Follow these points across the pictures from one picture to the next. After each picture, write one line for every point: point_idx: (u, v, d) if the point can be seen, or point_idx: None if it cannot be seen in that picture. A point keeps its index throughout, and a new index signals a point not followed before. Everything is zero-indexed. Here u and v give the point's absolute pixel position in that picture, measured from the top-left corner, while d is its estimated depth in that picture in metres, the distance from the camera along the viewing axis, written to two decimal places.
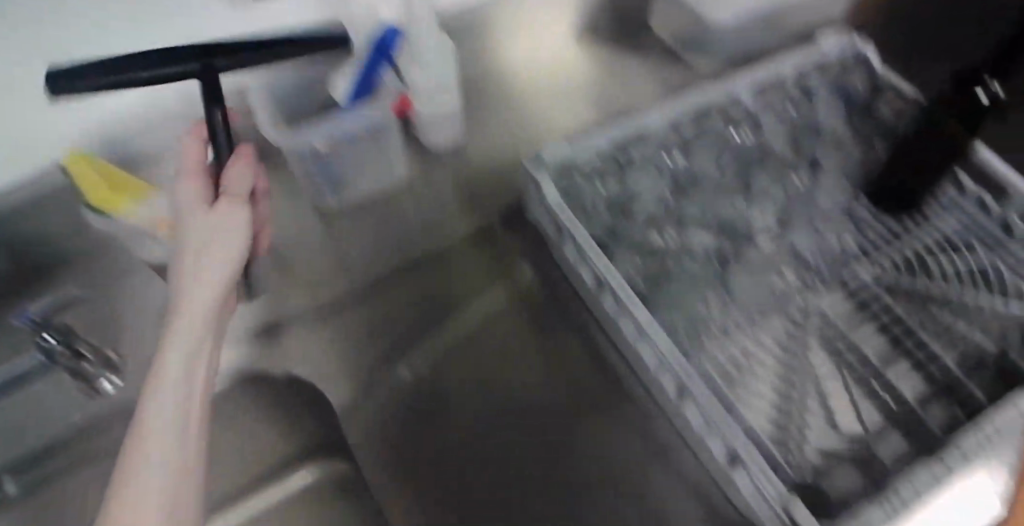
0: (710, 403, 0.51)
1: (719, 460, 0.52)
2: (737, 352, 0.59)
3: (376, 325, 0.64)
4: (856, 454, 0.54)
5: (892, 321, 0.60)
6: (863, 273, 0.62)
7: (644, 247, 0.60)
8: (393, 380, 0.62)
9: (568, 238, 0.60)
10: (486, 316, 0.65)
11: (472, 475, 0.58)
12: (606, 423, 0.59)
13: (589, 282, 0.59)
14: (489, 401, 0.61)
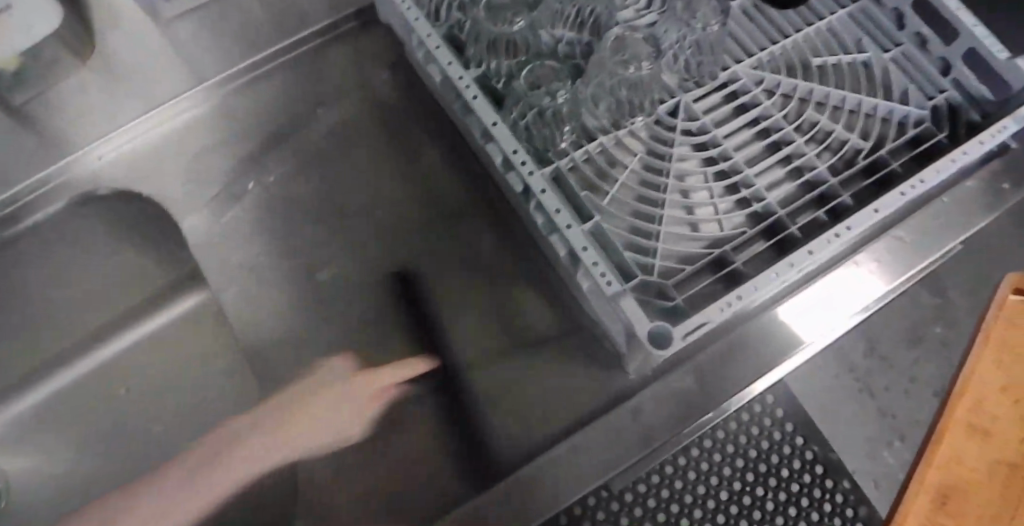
0: (551, 202, 0.48)
1: (564, 262, 0.50)
2: (595, 154, 0.55)
3: (227, 137, 0.60)
4: (714, 256, 0.53)
5: (763, 117, 0.58)
6: (739, 67, 0.58)
7: (495, 42, 0.55)
8: (249, 194, 0.60)
9: (412, 36, 0.55)
10: (343, 125, 0.61)
11: (329, 288, 0.57)
12: (465, 228, 0.57)
13: (437, 80, 0.55)
14: (348, 213, 0.59)
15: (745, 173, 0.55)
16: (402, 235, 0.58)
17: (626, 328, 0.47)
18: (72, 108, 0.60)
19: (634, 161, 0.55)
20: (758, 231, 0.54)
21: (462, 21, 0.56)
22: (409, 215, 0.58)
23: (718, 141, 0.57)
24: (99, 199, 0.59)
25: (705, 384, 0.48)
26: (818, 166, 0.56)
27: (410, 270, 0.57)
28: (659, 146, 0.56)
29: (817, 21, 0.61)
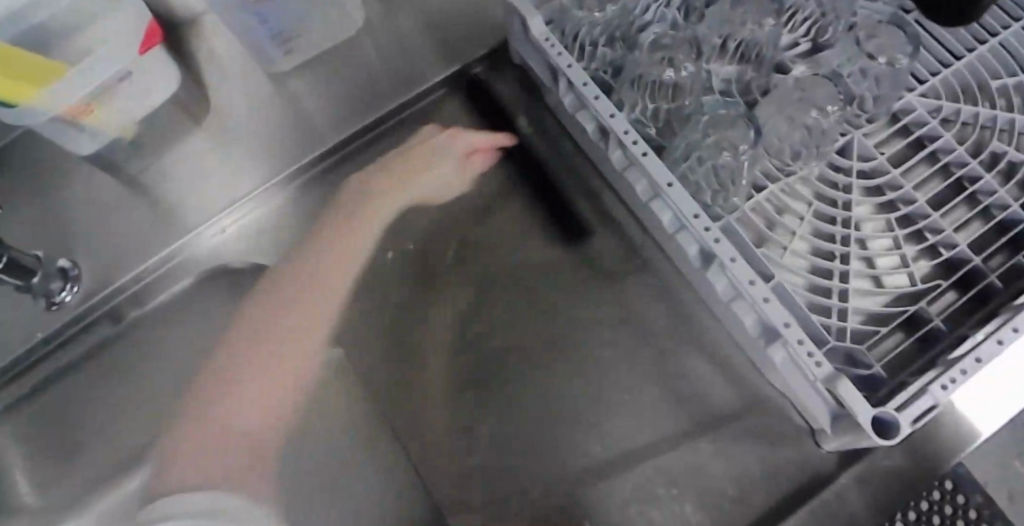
0: (742, 269, 0.45)
1: (751, 331, 0.47)
2: (764, 204, 0.50)
3: (354, 199, 0.57)
4: (908, 313, 0.48)
5: (942, 150, 0.51)
6: (911, 96, 0.51)
7: (655, 86, 0.51)
8: (386, 256, 0.57)
9: (564, 84, 0.50)
10: (480, 179, 0.57)
11: (478, 355, 0.54)
12: (621, 289, 0.54)
13: (591, 133, 0.51)
14: (494, 273, 0.56)
15: (930, 218, 0.49)
16: (555, 297, 0.55)
17: (835, 405, 0.43)
18: (182, 176, 0.57)
19: (810, 210, 0.50)
20: (951, 283, 0.49)
21: (612, 64, 0.52)
22: (559, 274, 0.55)
23: (896, 182, 0.50)
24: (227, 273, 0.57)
25: (918, 461, 0.45)
26: (1011, 205, 0.49)
27: (567, 334, 0.54)
28: (830, 191, 0.50)
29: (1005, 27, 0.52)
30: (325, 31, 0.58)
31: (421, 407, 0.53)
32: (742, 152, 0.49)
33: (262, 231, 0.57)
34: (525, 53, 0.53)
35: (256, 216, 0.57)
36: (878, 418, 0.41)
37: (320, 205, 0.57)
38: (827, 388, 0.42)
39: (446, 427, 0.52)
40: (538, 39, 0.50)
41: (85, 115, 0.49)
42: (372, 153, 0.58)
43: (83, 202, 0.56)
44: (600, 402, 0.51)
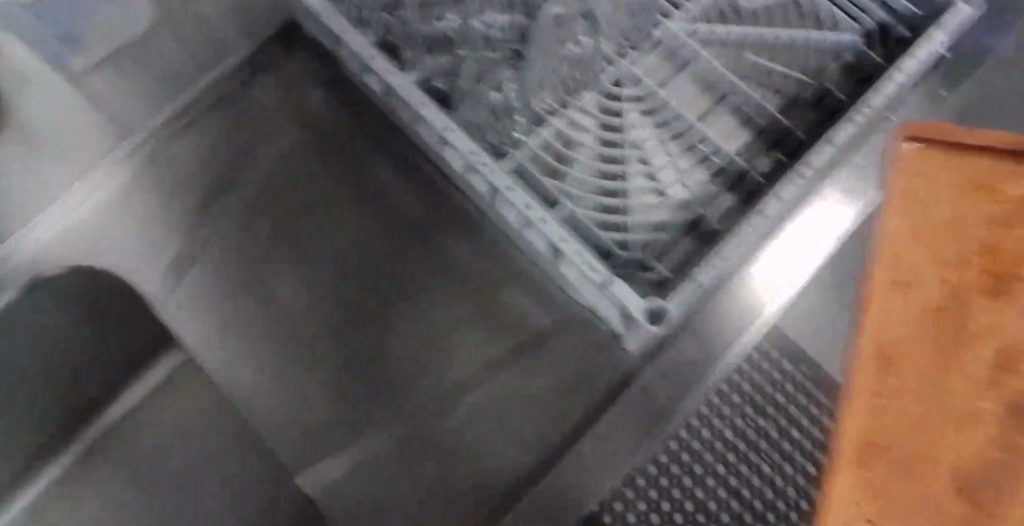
0: (525, 200, 0.48)
1: (544, 254, 0.50)
2: (550, 136, 0.53)
3: (173, 187, 0.58)
4: (690, 218, 0.52)
5: (703, 68, 0.56)
6: (668, 22, 0.57)
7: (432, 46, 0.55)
8: (209, 243, 0.58)
9: (346, 50, 0.53)
10: (291, 156, 0.59)
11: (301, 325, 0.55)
12: (435, 239, 0.56)
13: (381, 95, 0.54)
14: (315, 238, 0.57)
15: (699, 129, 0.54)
16: (380, 255, 0.56)
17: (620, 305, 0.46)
18: None
19: (590, 140, 0.54)
20: (723, 185, 0.54)
21: (393, 32, 0.56)
22: (378, 233, 0.57)
23: (665, 101, 0.55)
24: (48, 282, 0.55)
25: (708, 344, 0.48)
26: (764, 109, 0.55)
27: (383, 283, 0.56)
28: (609, 118, 0.55)
29: None
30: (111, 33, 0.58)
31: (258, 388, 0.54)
32: (516, 92, 0.54)
33: (75, 238, 0.56)
34: (311, 26, 0.55)
35: (55, 221, 0.55)
36: (653, 308, 0.45)
37: (135, 203, 0.57)
38: (609, 290, 0.46)
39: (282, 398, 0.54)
40: (316, 10, 0.53)
41: None
42: (169, 144, 0.58)
43: None
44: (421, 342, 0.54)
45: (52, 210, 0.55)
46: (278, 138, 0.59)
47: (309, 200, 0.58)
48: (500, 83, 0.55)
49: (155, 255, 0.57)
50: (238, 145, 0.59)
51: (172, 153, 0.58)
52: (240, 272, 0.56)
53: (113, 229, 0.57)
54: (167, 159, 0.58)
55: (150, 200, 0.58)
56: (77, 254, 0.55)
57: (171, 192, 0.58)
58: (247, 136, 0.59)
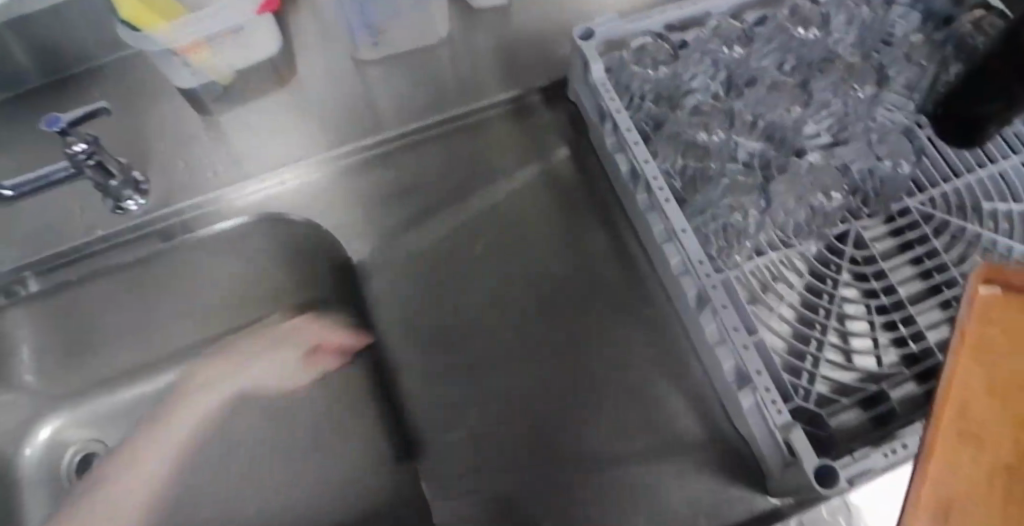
0: (729, 318, 0.50)
1: (727, 375, 0.51)
2: (763, 268, 0.54)
3: (396, 188, 0.61)
4: (871, 390, 0.51)
5: (928, 256, 0.55)
6: (911, 201, 0.56)
7: (687, 144, 0.56)
8: (415, 240, 0.61)
9: (611, 125, 0.56)
10: (515, 197, 0.61)
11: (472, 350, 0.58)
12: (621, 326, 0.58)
13: (624, 174, 0.57)
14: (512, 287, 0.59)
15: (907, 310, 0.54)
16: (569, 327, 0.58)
17: (788, 453, 0.47)
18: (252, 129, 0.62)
19: (799, 282, 0.55)
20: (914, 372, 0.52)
21: (655, 115, 0.56)
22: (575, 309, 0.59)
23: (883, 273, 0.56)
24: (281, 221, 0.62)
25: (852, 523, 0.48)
26: None
27: (563, 331, 0.58)
28: (822, 269, 0.56)
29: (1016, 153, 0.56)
30: (412, 32, 0.62)
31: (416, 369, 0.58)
32: (750, 215, 0.54)
33: (316, 188, 0.62)
34: (582, 92, 0.59)
35: (305, 168, 0.61)
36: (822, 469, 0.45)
37: (370, 174, 0.62)
38: (784, 435, 0.46)
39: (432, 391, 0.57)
40: (596, 84, 0.56)
41: (193, 54, 0.57)
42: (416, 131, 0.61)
43: (174, 129, 0.63)
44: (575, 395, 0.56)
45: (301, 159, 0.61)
46: (512, 166, 0.62)
47: (522, 229, 0.61)
48: (739, 205, 0.54)
49: (370, 222, 0.62)
50: (473, 154, 0.62)
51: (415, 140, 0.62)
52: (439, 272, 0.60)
53: (346, 189, 0.62)
54: (409, 145, 0.62)
55: (381, 176, 0.62)
56: (314, 202, 0.62)
57: (402, 173, 0.62)
58: (484, 153, 0.62)
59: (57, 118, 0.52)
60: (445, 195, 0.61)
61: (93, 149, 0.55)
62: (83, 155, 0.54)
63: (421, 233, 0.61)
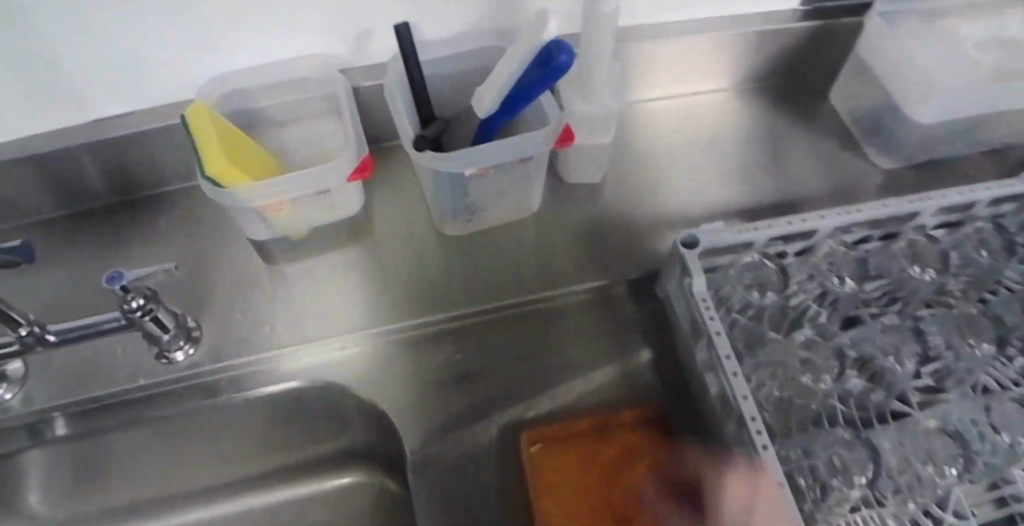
0: None
1: None
2: None
3: (464, 367, 0.57)
4: None
5: None
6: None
7: (784, 375, 0.52)
8: (458, 443, 0.54)
9: (705, 343, 0.52)
10: (644, 453, 0.53)
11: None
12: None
13: (713, 398, 0.52)
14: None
15: None
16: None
17: None
18: (320, 284, 0.60)
19: None
20: None
21: (755, 334, 0.54)
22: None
23: None
24: (332, 390, 0.57)
25: None
26: None
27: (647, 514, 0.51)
28: None
29: None
30: (503, 211, 0.61)
31: None
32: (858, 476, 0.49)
33: (379, 356, 0.58)
34: (679, 300, 0.56)
35: (370, 333, 0.58)
36: None
37: (443, 348, 0.58)
38: None
39: None
40: (697, 299, 0.53)
41: (274, 212, 0.54)
42: (495, 301, 0.59)
43: (235, 271, 0.61)
44: None
45: (369, 319, 0.59)
46: (594, 358, 0.57)
47: (606, 403, 0.56)
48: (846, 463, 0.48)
49: (433, 400, 0.56)
50: (556, 340, 0.58)
51: (494, 314, 0.59)
52: (514, 436, 0.54)
53: (412, 361, 0.58)
54: (488, 318, 0.59)
55: (451, 350, 0.58)
56: (375, 369, 0.57)
57: (477, 347, 0.58)
58: (567, 341, 0.58)
59: (118, 274, 0.48)
60: (505, 396, 0.56)
61: (150, 305, 0.51)
62: (138, 313, 0.50)
63: (485, 420, 0.55)
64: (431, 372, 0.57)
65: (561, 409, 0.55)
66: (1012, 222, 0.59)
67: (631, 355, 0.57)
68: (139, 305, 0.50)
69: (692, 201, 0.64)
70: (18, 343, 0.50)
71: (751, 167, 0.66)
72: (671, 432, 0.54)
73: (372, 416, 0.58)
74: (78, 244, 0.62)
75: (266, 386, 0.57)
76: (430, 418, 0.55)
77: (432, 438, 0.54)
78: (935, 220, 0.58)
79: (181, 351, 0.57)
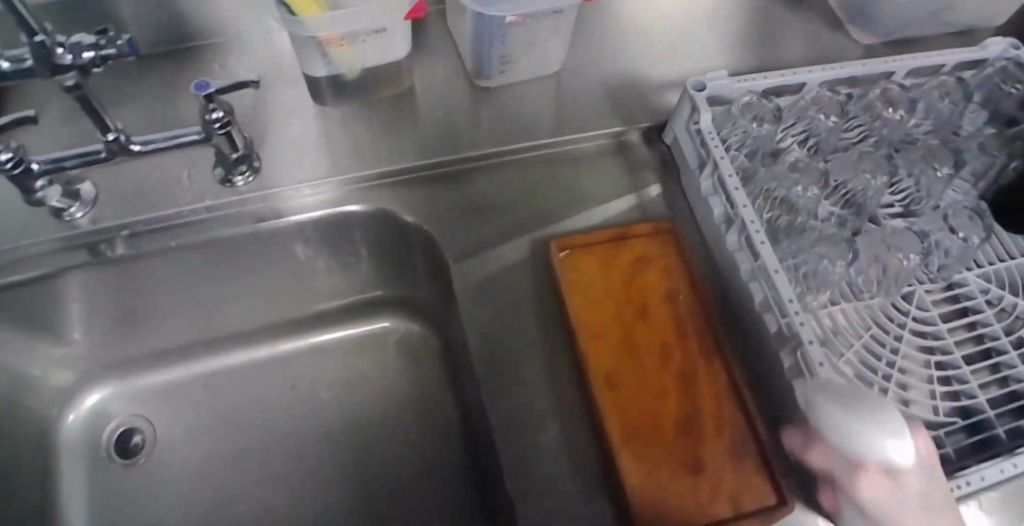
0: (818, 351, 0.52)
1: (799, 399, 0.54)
2: (838, 316, 0.60)
3: (499, 195, 0.65)
4: (927, 437, 0.57)
5: (981, 322, 0.62)
6: (969, 274, 0.64)
7: (775, 199, 0.61)
8: (499, 255, 0.62)
9: (710, 169, 0.61)
10: (658, 257, 0.61)
11: (525, 410, 0.56)
12: (704, 436, 0.54)
13: (716, 214, 0.61)
14: (613, 347, 0.57)
15: (960, 369, 0.60)
16: (642, 424, 0.54)
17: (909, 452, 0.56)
18: (368, 126, 0.67)
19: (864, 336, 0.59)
20: (962, 425, 0.59)
21: (752, 165, 0.63)
22: (665, 408, 0.54)
23: (940, 334, 0.62)
24: (384, 216, 0.65)
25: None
26: None
27: (660, 298, 0.59)
28: (886, 323, 0.61)
29: None
30: (535, 68, 0.69)
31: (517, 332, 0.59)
32: (837, 267, 0.60)
33: (423, 186, 0.66)
34: (684, 138, 0.64)
35: (413, 164, 0.66)
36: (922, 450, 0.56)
37: (479, 180, 0.66)
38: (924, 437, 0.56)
39: (519, 366, 0.57)
40: (703, 129, 0.61)
41: (334, 46, 0.60)
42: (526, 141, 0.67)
43: (290, 113, 0.67)
44: (654, 367, 0.56)
45: (414, 156, 0.66)
46: (613, 185, 0.66)
47: (627, 221, 0.64)
48: (827, 259, 0.60)
49: (476, 222, 0.64)
50: (580, 174, 0.67)
51: (522, 155, 0.67)
52: (557, 246, 0.60)
53: (451, 189, 0.66)
54: (519, 156, 0.67)
55: (486, 181, 0.66)
56: (420, 195, 0.65)
57: (511, 177, 0.66)
58: (590, 174, 0.67)
59: (206, 83, 0.54)
60: (539, 217, 0.64)
61: (228, 120, 0.57)
62: (218, 123, 0.56)
63: (518, 238, 0.63)
64: (472, 199, 0.65)
65: (589, 225, 0.63)
66: (973, 81, 0.68)
67: (648, 186, 0.66)
68: (219, 118, 0.56)
69: (696, 63, 0.73)
70: (105, 150, 0.55)
71: (748, 37, 0.74)
72: (685, 245, 0.62)
73: (415, 238, 0.66)
74: (140, 90, 0.67)
75: (327, 208, 0.64)
76: (471, 236, 0.63)
77: (477, 251, 0.62)
78: (904, 76, 0.67)
79: (243, 178, 0.64)
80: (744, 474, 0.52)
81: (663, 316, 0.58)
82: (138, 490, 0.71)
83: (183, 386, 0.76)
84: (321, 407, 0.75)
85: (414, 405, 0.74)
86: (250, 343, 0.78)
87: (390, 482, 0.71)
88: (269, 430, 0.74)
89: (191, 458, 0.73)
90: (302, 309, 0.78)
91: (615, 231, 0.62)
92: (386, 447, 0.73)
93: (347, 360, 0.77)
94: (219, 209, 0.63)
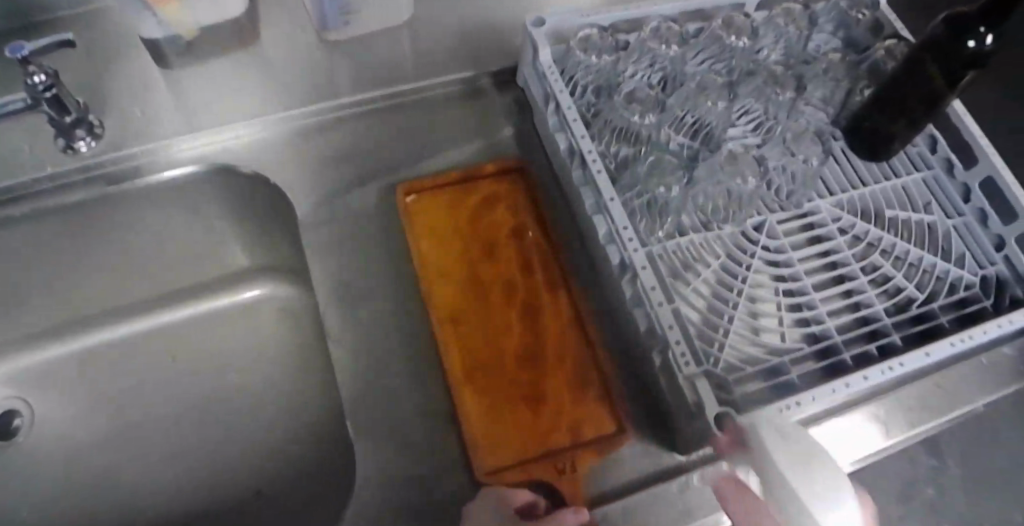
0: (649, 281, 0.54)
1: (642, 333, 0.55)
2: (686, 248, 0.60)
3: (353, 148, 0.67)
4: (772, 364, 0.58)
5: (833, 250, 0.63)
6: (822, 202, 0.64)
7: (619, 132, 0.62)
8: (354, 208, 0.64)
9: (553, 105, 0.61)
10: (506, 195, 0.64)
11: (370, 355, 0.58)
12: (539, 366, 0.57)
13: (563, 152, 0.61)
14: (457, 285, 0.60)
15: (810, 295, 0.60)
16: (482, 357, 0.57)
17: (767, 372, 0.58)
18: (217, 85, 0.66)
19: (717, 264, 0.60)
20: (812, 352, 0.59)
21: (596, 103, 0.63)
22: (506, 340, 0.58)
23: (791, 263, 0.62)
24: (240, 175, 0.66)
25: None
26: (875, 304, 0.60)
27: (509, 237, 0.63)
28: (741, 256, 0.61)
29: (894, 178, 0.66)
30: (379, 16, 0.70)
31: (368, 280, 0.61)
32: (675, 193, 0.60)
33: (277, 143, 0.67)
34: (531, 78, 0.64)
35: (266, 120, 0.66)
36: (774, 367, 0.58)
37: (335, 133, 0.67)
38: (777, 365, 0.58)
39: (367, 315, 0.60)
40: (543, 66, 0.61)
41: (162, 6, 0.59)
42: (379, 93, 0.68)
43: (136, 78, 0.66)
44: (501, 302, 0.60)
45: (267, 113, 0.66)
46: (469, 134, 0.68)
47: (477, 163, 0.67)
48: (671, 189, 0.60)
49: (330, 176, 0.66)
50: (433, 122, 0.69)
51: (378, 106, 0.69)
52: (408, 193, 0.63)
53: (306, 144, 0.67)
54: (373, 108, 0.68)
55: (342, 135, 0.67)
56: (275, 150, 0.66)
57: (366, 128, 0.68)
58: (443, 122, 0.69)
59: (21, 46, 0.52)
60: (388, 167, 0.66)
61: (52, 83, 0.55)
62: (42, 87, 0.54)
63: (370, 191, 0.65)
64: (327, 152, 0.67)
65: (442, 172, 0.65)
66: (822, 9, 0.68)
67: (500, 133, 0.68)
68: (41, 84, 0.54)
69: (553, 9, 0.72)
70: None
71: None
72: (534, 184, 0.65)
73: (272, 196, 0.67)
74: None
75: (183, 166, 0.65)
76: (324, 190, 0.65)
77: (330, 203, 0.65)
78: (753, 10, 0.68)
79: (85, 145, 0.63)
80: (583, 398, 0.55)
81: (512, 255, 0.62)
82: (18, 471, 0.70)
83: (59, 364, 0.74)
84: (206, 373, 0.75)
85: (298, 365, 0.75)
86: (124, 318, 0.76)
87: (276, 443, 0.71)
88: (151, 402, 0.74)
89: (72, 437, 0.72)
90: (175, 282, 0.76)
91: (466, 174, 0.64)
92: (269, 414, 0.72)
93: (230, 327, 0.77)
94: (65, 176, 0.63)
